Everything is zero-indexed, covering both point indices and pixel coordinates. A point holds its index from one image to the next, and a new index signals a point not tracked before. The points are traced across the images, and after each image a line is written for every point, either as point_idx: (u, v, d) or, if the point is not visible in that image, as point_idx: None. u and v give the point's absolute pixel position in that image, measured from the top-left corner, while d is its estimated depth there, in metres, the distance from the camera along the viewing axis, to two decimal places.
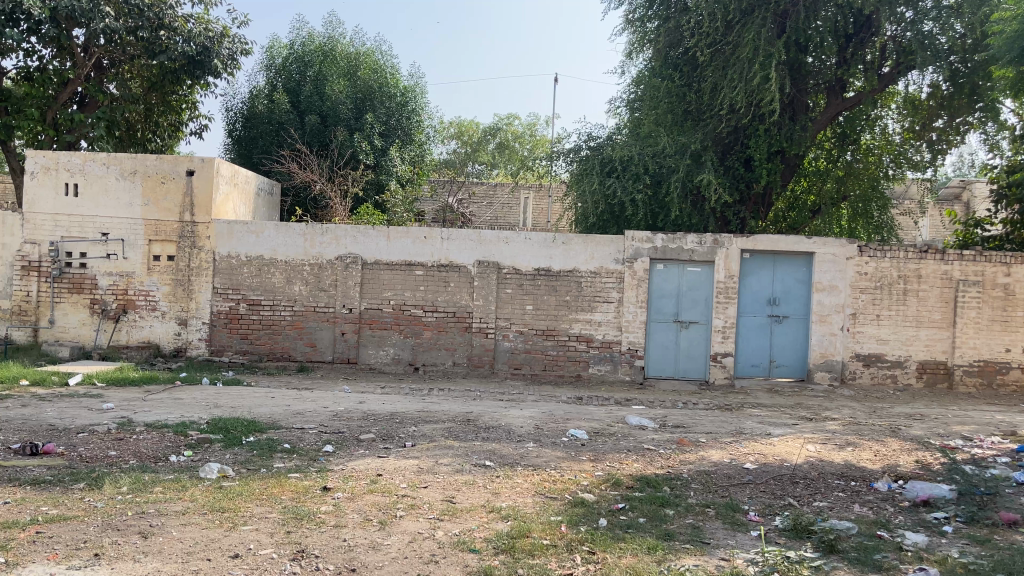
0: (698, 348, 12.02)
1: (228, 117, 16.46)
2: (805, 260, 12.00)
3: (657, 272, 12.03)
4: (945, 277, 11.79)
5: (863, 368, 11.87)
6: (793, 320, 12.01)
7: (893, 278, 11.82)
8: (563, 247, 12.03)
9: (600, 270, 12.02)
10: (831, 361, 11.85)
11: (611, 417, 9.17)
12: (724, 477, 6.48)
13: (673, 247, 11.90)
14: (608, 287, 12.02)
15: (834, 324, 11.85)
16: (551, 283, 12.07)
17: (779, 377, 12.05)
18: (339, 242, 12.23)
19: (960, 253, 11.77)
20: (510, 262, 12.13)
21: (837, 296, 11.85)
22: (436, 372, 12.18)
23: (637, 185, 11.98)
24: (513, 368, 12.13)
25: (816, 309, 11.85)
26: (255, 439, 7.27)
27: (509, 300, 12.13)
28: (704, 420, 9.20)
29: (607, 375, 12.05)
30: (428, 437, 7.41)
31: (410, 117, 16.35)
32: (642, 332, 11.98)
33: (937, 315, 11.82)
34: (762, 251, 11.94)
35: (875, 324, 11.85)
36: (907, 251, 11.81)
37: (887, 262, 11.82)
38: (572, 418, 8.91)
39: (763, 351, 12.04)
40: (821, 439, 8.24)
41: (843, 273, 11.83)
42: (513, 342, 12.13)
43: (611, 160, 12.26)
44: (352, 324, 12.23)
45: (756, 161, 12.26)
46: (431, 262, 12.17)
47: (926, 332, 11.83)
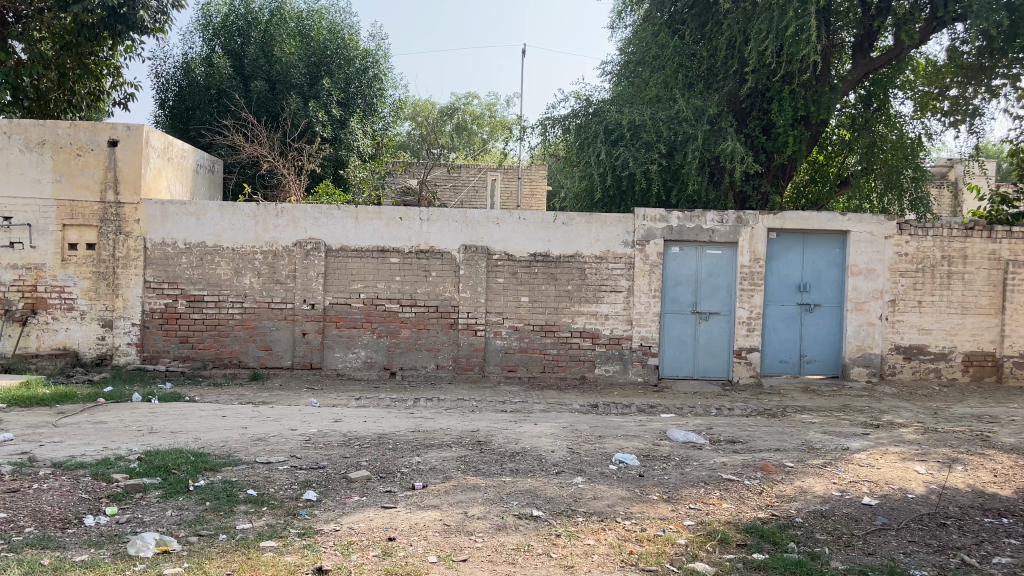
0: (719, 343, 10.46)
1: (159, 86, 14.23)
2: (839, 240, 10.54)
3: (671, 255, 10.43)
4: (993, 257, 10.45)
5: (904, 362, 10.48)
6: (825, 309, 10.53)
7: (936, 259, 10.44)
8: (564, 228, 10.31)
9: (606, 255, 10.34)
10: (869, 354, 10.43)
11: (648, 431, 7.50)
12: (851, 520, 4.86)
13: (691, 227, 10.30)
14: (616, 275, 10.36)
15: (872, 313, 10.42)
16: (550, 271, 10.34)
17: (810, 374, 10.56)
18: (297, 225, 10.28)
19: (1009, 231, 10.46)
20: (501, 247, 10.34)
21: (875, 281, 10.42)
22: (417, 377, 10.34)
23: (651, 155, 10.34)
24: (507, 371, 10.38)
25: (853, 295, 10.40)
26: (207, 483, 5.36)
27: (502, 290, 10.36)
28: (759, 432, 7.60)
29: (616, 377, 10.41)
30: (440, 471, 5.61)
31: (370, 84, 14.46)
32: (655, 325, 10.37)
33: (984, 301, 10.48)
34: (790, 230, 10.42)
35: (917, 312, 10.46)
36: (952, 228, 10.44)
37: (929, 241, 10.44)
38: (604, 435, 7.19)
39: (792, 345, 10.54)
40: (916, 454, 6.72)
41: (881, 254, 10.41)
42: (506, 340, 10.38)
43: (618, 126, 10.60)
44: (315, 323, 10.31)
45: (780, 128, 10.74)
46: (408, 248, 10.31)
47: (972, 319, 10.48)
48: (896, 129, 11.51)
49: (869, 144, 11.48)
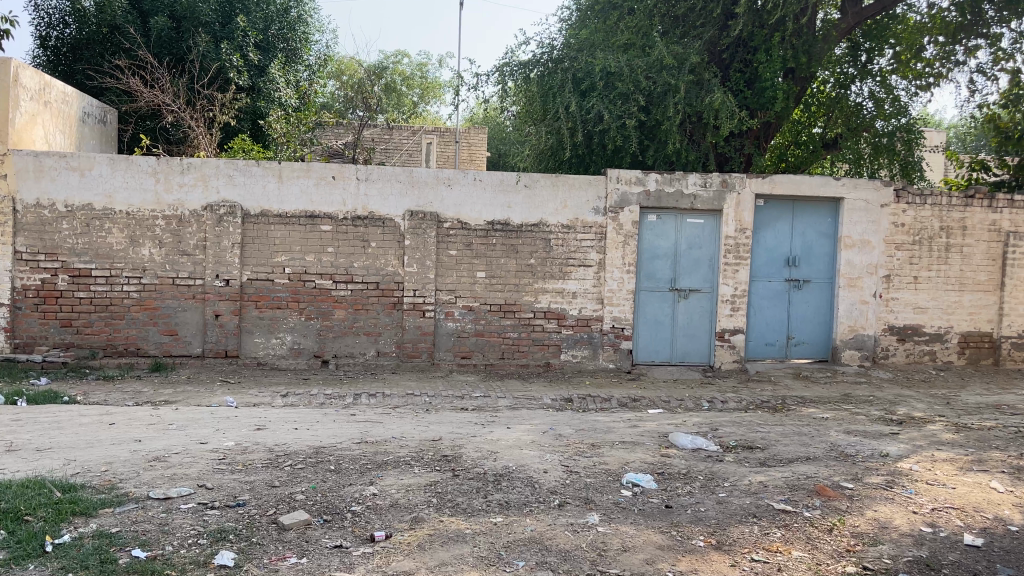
0: (700, 324, 9.25)
1: (39, 20, 12.04)
2: (831, 209, 9.42)
3: (648, 224, 9.12)
4: (993, 229, 9.55)
5: (897, 345, 9.50)
6: (815, 286, 9.44)
7: (934, 230, 9.45)
8: (526, 192, 8.86)
9: (574, 224, 8.95)
10: (861, 336, 9.40)
11: (646, 435, 6.18)
12: (966, 571, 3.67)
13: (671, 191, 9.00)
14: (585, 247, 8.99)
15: (866, 290, 9.38)
16: (510, 242, 8.90)
17: (797, 358, 9.48)
18: (207, 185, 8.52)
19: (1011, 200, 9.55)
20: (453, 213, 8.82)
21: (869, 254, 9.36)
22: (354, 367, 8.80)
23: (627, 108, 9.03)
24: (460, 358, 8.94)
25: (846, 270, 9.32)
26: (74, 540, 3.75)
27: (454, 265, 8.86)
28: (773, 433, 6.39)
29: (585, 364, 9.09)
30: (406, 510, 4.16)
31: (293, 28, 12.74)
32: (630, 304, 9.07)
33: (983, 277, 9.58)
34: (780, 196, 9.25)
35: (912, 289, 9.47)
36: (951, 196, 9.46)
37: (927, 210, 9.44)
38: (597, 442, 5.83)
39: (778, 326, 9.43)
40: (971, 461, 5.62)
41: (876, 224, 9.35)
42: (459, 321, 8.92)
43: (588, 74, 9.25)
44: (230, 303, 8.61)
45: (765, 81, 9.55)
46: (343, 214, 8.69)
47: (970, 297, 9.57)
48: (872, 88, 10.49)
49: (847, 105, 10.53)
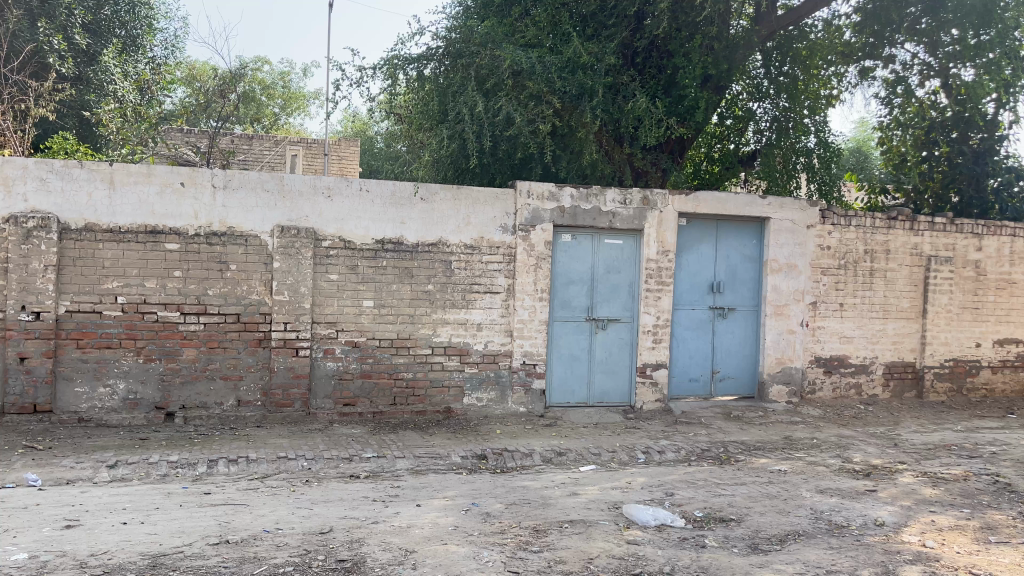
0: (619, 358, 8.12)
1: None
2: (756, 230, 8.57)
3: (562, 244, 7.92)
4: (915, 253, 9.01)
5: (824, 378, 8.75)
6: (740, 314, 8.54)
7: (859, 253, 8.79)
8: (423, 206, 7.46)
9: (479, 243, 7.63)
10: (789, 369, 8.56)
11: (594, 509, 4.91)
12: None
13: (587, 208, 7.86)
14: (491, 271, 7.68)
15: (792, 318, 8.54)
16: (403, 265, 7.46)
17: (722, 395, 8.53)
18: (12, 191, 6.56)
19: (931, 222, 9.05)
20: (335, 229, 7.28)
21: (796, 279, 8.55)
22: (207, 421, 7.05)
23: (539, 111, 7.91)
24: (342, 406, 7.38)
25: (772, 297, 8.47)
26: None
27: (335, 292, 7.32)
28: (739, 498, 5.28)
29: (491, 408, 7.75)
30: None
31: (130, 10, 10.95)
32: (543, 337, 7.82)
33: (905, 303, 9.00)
34: (704, 215, 8.31)
35: (838, 317, 8.75)
36: (875, 218, 8.85)
37: (852, 233, 8.77)
38: (539, 525, 4.50)
39: (702, 359, 8.45)
40: (980, 529, 4.70)
41: (802, 246, 8.57)
42: (340, 361, 7.36)
43: (494, 71, 8.04)
44: (41, 342, 6.64)
45: (683, 88, 8.70)
46: (194, 229, 6.96)
47: (893, 325, 8.97)
48: (772, 112, 9.85)
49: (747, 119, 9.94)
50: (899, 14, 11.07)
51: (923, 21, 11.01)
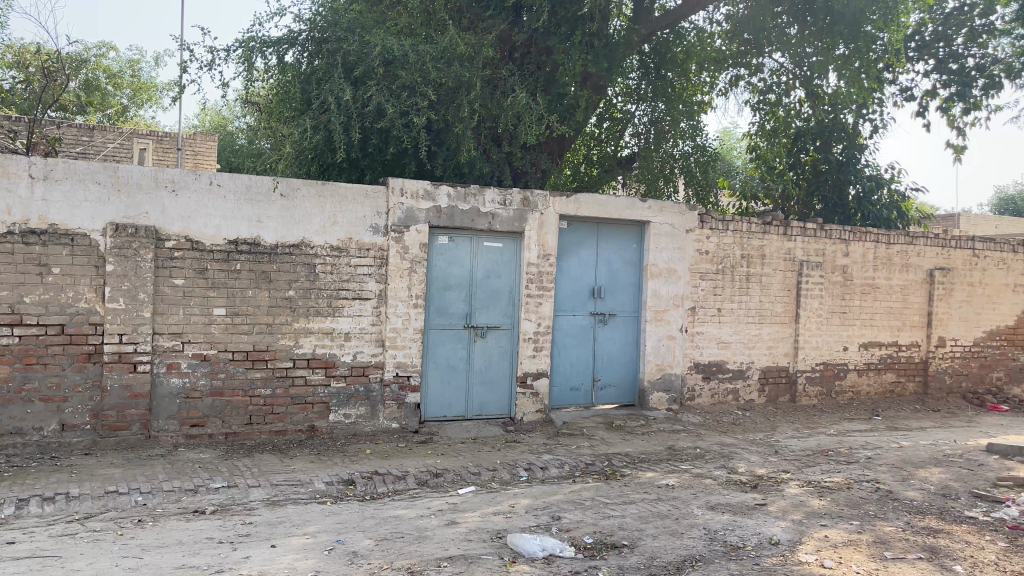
0: (498, 368, 7.67)
1: None
2: (636, 234, 8.34)
3: (438, 247, 7.38)
4: (788, 258, 9.06)
5: (703, 384, 8.63)
6: (620, 320, 8.28)
7: (735, 258, 8.75)
8: (283, 203, 6.73)
9: (346, 245, 6.97)
10: (669, 376, 8.39)
11: (476, 541, 4.40)
12: None
13: (465, 209, 7.36)
14: (359, 275, 7.04)
15: (672, 324, 8.37)
16: (261, 268, 6.70)
17: (603, 404, 8.25)
18: None
19: (803, 227, 9.14)
20: (180, 228, 6.44)
21: (676, 284, 8.39)
22: (22, 450, 6.02)
23: (412, 103, 7.37)
24: (189, 427, 6.54)
25: (652, 302, 8.26)
26: None
27: (180, 299, 6.47)
28: (630, 519, 4.92)
29: (360, 425, 7.10)
30: None
31: None
32: (417, 347, 7.25)
33: (779, 308, 9.04)
34: (585, 218, 8.00)
35: (716, 322, 8.67)
36: (751, 222, 8.83)
37: (729, 237, 8.71)
38: (414, 565, 3.95)
39: (583, 367, 8.13)
40: (873, 544, 4.52)
41: (682, 251, 8.42)
42: (187, 377, 6.51)
43: (363, 58, 7.43)
44: None
45: (563, 85, 8.41)
46: (7, 226, 5.94)
47: (768, 330, 8.99)
48: (649, 113, 9.78)
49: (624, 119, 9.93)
50: (768, 24, 11.25)
51: (791, 31, 11.19)
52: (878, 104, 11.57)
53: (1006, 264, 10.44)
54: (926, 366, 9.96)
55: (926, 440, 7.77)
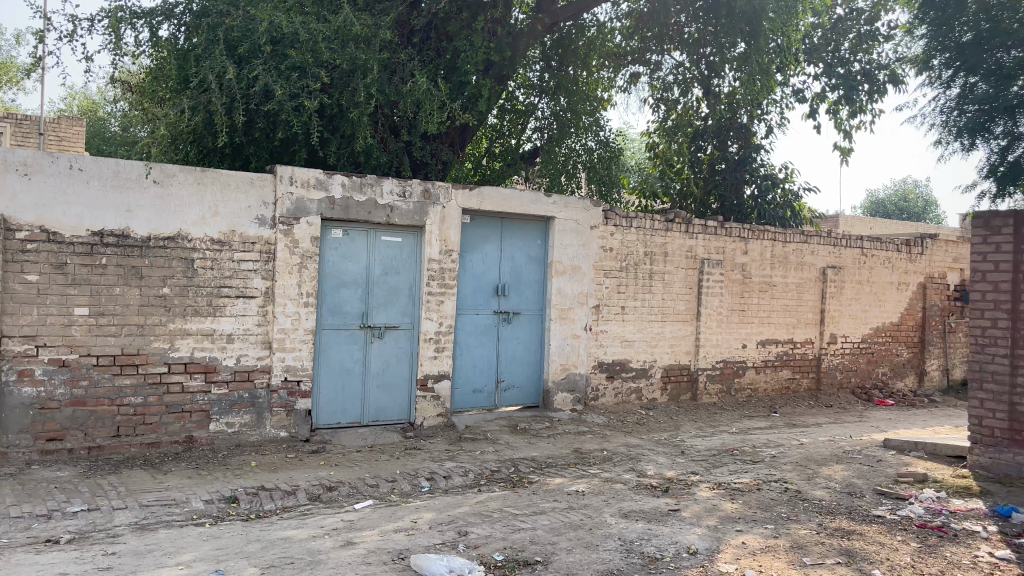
0: (396, 370, 7.22)
1: None
2: (541, 229, 8.06)
3: (331, 241, 6.87)
4: (690, 256, 9.02)
5: (607, 383, 8.46)
6: (524, 319, 7.99)
7: (639, 255, 8.62)
8: (157, 190, 6.06)
9: (229, 238, 6.36)
10: (573, 376, 8.16)
11: (376, 564, 3.98)
12: None
13: (361, 200, 6.88)
14: (244, 271, 6.45)
15: (577, 323, 8.15)
16: (131, 263, 6.01)
17: (506, 406, 7.94)
18: None
19: (704, 225, 9.12)
20: (35, 216, 5.68)
21: (580, 282, 8.17)
22: None
23: (303, 85, 6.86)
24: (45, 442, 5.78)
25: (557, 300, 8.02)
26: None
27: (34, 298, 5.70)
28: (541, 532, 4.60)
29: (245, 435, 6.50)
30: None
31: None
32: (308, 349, 6.72)
33: (681, 306, 8.99)
34: (488, 212, 7.66)
35: (620, 320, 8.51)
36: (654, 220, 8.73)
37: (633, 234, 8.58)
38: None
39: (486, 368, 7.79)
40: (791, 549, 4.37)
41: (586, 248, 8.21)
42: (42, 386, 5.75)
43: (249, 34, 6.86)
44: None
45: (464, 74, 7.94)
46: None
47: (670, 328, 8.91)
48: (550, 108, 9.58)
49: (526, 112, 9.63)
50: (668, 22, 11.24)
51: (689, 29, 11.21)
52: (772, 105, 11.77)
53: (891, 263, 10.81)
54: (818, 363, 10.17)
55: (823, 436, 7.84)
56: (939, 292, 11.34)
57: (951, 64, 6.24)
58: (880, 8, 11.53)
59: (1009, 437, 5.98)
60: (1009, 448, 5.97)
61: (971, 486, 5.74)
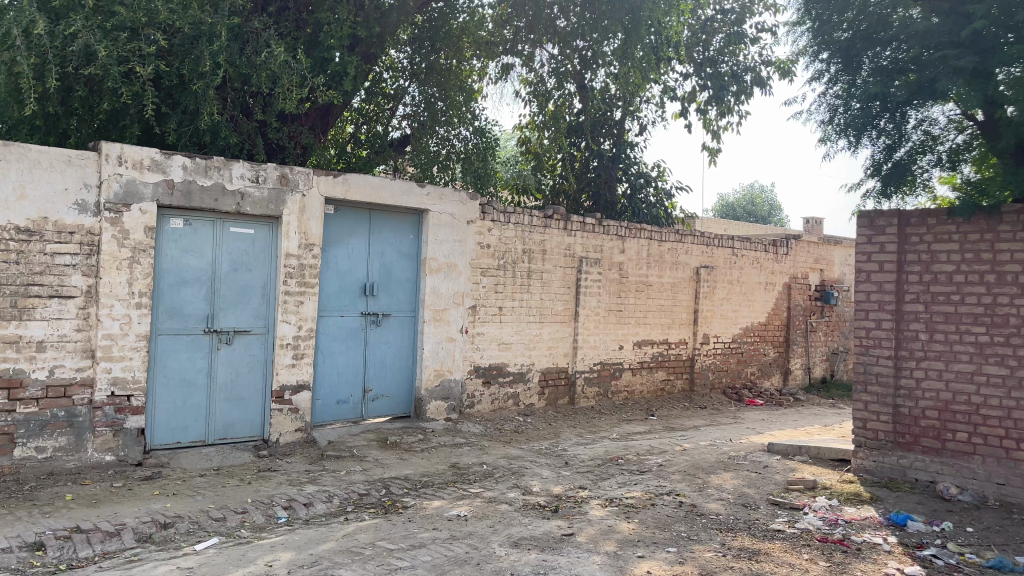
0: (247, 380, 6.34)
1: None
2: (414, 223, 7.39)
3: (170, 232, 5.90)
4: (568, 254, 8.61)
5: (483, 389, 7.90)
6: (395, 321, 7.29)
7: (516, 253, 8.12)
8: None
9: (40, 226, 5.28)
10: (447, 382, 7.55)
11: None
12: None
13: (206, 185, 5.96)
14: (59, 265, 5.37)
15: (452, 325, 7.55)
16: None
17: (374, 416, 7.21)
18: None
19: (583, 222, 8.74)
20: None
21: (456, 281, 7.57)
22: None
23: (134, 48, 5.95)
24: None
25: (431, 301, 7.37)
26: None
27: None
28: (424, 571, 3.97)
29: (60, 462, 5.42)
30: None
31: None
32: (142, 357, 5.73)
33: (559, 306, 8.57)
34: (356, 203, 6.91)
35: (497, 322, 7.98)
36: (532, 215, 8.25)
37: (511, 230, 8.06)
38: None
39: (352, 375, 7.04)
40: None
41: (462, 244, 7.62)
42: None
43: None
44: None
45: (327, 49, 7.17)
46: None
47: (548, 330, 8.47)
48: (420, 96, 9.00)
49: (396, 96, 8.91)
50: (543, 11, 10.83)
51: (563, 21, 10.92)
52: (645, 102, 11.62)
53: (759, 263, 10.91)
54: (692, 364, 10.06)
55: (705, 440, 7.63)
56: (802, 292, 11.58)
57: (835, 60, 6.06)
58: (747, 10, 11.78)
59: (893, 439, 5.91)
60: (893, 451, 5.90)
61: (860, 492, 5.60)
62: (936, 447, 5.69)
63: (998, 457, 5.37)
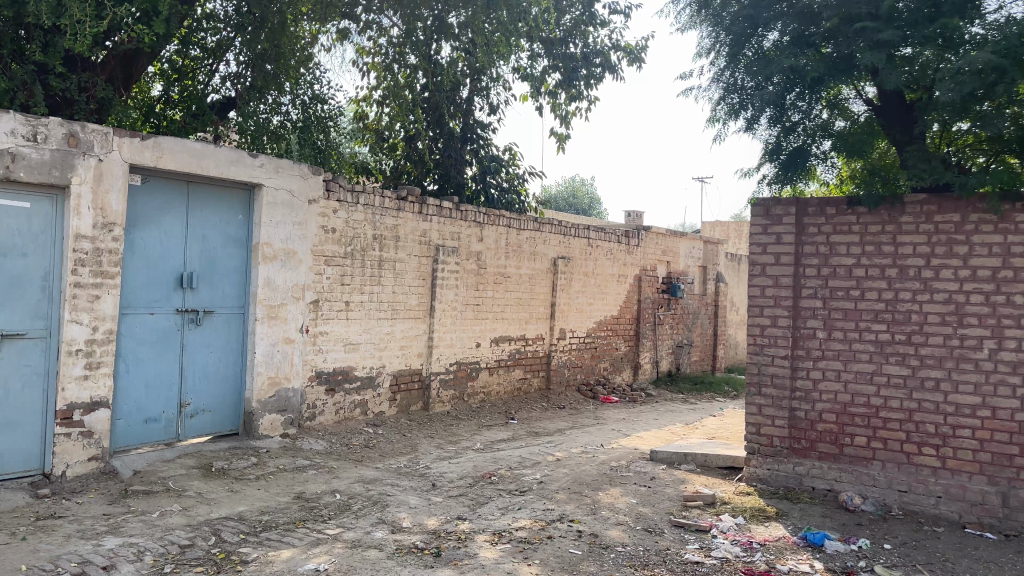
0: (19, 399, 4.84)
1: None
2: (244, 202, 6.12)
3: None
4: (423, 241, 7.65)
5: (325, 398, 6.77)
6: (219, 319, 6.00)
7: (365, 239, 7.04)
8: None
9: None
10: (283, 392, 6.36)
11: None
12: None
13: None
14: None
15: (289, 324, 6.36)
16: None
17: (192, 436, 5.89)
18: None
19: (439, 206, 7.80)
20: None
21: (295, 271, 6.38)
22: None
23: None
24: None
25: (264, 296, 6.15)
26: None
27: None
28: None
29: None
30: None
31: None
32: None
33: (413, 300, 7.59)
34: (172, 174, 5.57)
35: (343, 319, 6.88)
36: (383, 196, 7.20)
37: (359, 213, 6.97)
38: None
39: (163, 387, 5.69)
40: None
41: (303, 227, 6.44)
42: None
43: None
44: None
45: None
46: None
47: (401, 327, 7.47)
48: (247, 52, 7.60)
49: (218, 50, 7.51)
50: None
51: None
52: (495, 81, 10.84)
53: (612, 254, 10.49)
54: (548, 361, 9.44)
55: (576, 447, 6.97)
56: (651, 285, 11.33)
57: (727, 34, 5.62)
58: None
59: (788, 446, 5.51)
60: (788, 458, 5.50)
61: (763, 507, 5.13)
62: (833, 453, 5.33)
63: (899, 462, 5.07)
